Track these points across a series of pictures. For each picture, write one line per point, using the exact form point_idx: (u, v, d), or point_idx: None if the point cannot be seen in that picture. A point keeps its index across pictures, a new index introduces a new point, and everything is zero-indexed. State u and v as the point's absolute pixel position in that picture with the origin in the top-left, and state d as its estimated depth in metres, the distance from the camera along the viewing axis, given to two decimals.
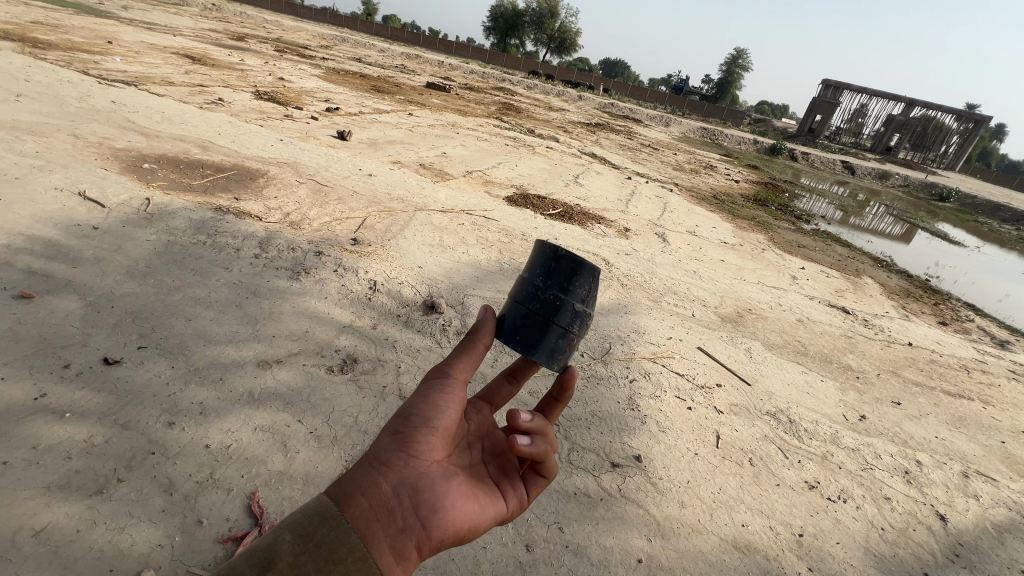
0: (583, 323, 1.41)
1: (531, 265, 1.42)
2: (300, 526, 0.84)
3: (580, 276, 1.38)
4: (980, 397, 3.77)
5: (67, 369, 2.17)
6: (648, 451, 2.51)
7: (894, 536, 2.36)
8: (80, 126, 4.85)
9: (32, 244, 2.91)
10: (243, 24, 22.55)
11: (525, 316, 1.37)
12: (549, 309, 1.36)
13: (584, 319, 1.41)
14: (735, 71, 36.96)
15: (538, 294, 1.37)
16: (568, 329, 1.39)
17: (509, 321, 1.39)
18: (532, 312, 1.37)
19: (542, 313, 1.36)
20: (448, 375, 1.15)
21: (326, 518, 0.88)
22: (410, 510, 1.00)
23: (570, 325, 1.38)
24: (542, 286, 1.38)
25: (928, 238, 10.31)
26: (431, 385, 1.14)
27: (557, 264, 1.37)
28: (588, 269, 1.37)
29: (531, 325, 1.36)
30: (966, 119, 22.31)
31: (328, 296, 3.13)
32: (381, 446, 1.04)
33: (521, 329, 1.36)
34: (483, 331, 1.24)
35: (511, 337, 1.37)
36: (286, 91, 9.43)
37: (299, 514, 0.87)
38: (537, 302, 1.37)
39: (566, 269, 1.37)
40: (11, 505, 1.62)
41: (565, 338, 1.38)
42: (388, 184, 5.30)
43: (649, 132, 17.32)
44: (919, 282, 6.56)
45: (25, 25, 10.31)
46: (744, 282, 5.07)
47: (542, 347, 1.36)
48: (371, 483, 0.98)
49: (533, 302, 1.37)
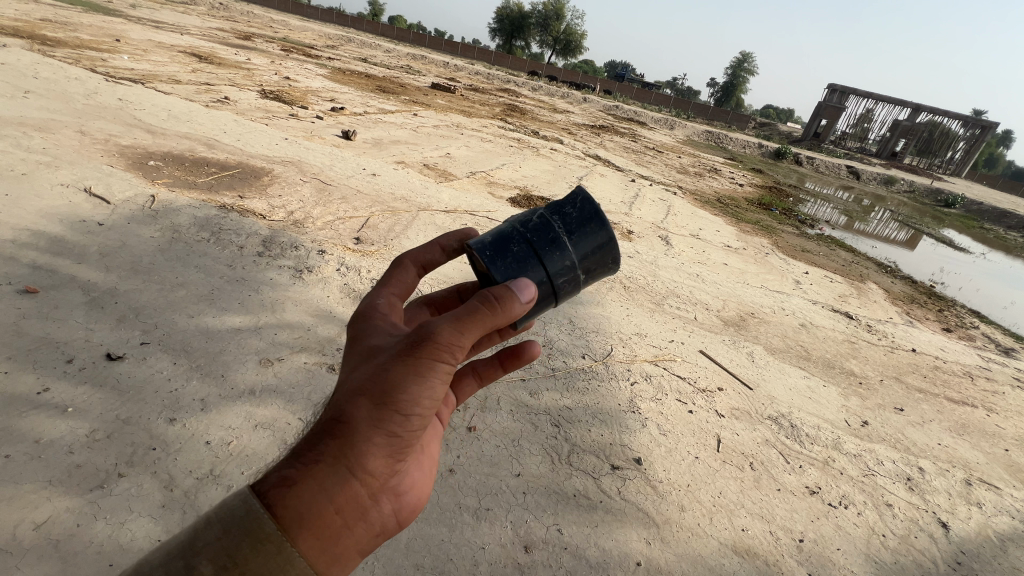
0: (569, 285, 1.33)
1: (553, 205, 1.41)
2: (223, 557, 0.75)
3: (593, 235, 1.37)
4: (984, 404, 3.74)
5: (70, 364, 2.18)
6: (648, 454, 2.49)
7: (895, 543, 2.34)
8: (87, 122, 4.89)
9: (38, 240, 2.93)
10: (251, 23, 22.67)
11: (520, 238, 1.31)
12: (547, 245, 1.31)
13: (572, 283, 1.34)
14: (741, 75, 36.85)
15: (546, 227, 1.34)
16: (553, 280, 1.30)
17: (499, 236, 1.31)
18: (529, 242, 1.31)
19: (538, 243, 1.30)
20: (451, 363, 1.01)
21: (261, 543, 0.79)
22: (385, 508, 1.08)
23: (557, 275, 1.30)
24: (552, 227, 1.34)
25: (933, 244, 10.27)
26: (434, 374, 1.00)
27: (578, 214, 1.38)
28: (603, 236, 1.37)
29: (522, 253, 1.29)
30: (973, 126, 22.25)
31: (330, 294, 3.14)
32: (368, 456, 0.98)
33: (509, 253, 1.28)
34: (512, 306, 1.05)
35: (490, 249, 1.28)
36: (293, 91, 9.46)
37: (219, 533, 0.77)
38: (540, 233, 1.32)
39: (584, 223, 1.37)
40: (12, 499, 1.63)
41: (543, 283, 1.29)
42: (392, 183, 5.31)
43: (654, 135, 17.30)
44: (924, 289, 6.52)
45: (36, 23, 10.42)
46: (747, 285, 5.06)
47: (517, 270, 1.26)
48: (352, 500, 0.97)
49: (535, 230, 1.33)
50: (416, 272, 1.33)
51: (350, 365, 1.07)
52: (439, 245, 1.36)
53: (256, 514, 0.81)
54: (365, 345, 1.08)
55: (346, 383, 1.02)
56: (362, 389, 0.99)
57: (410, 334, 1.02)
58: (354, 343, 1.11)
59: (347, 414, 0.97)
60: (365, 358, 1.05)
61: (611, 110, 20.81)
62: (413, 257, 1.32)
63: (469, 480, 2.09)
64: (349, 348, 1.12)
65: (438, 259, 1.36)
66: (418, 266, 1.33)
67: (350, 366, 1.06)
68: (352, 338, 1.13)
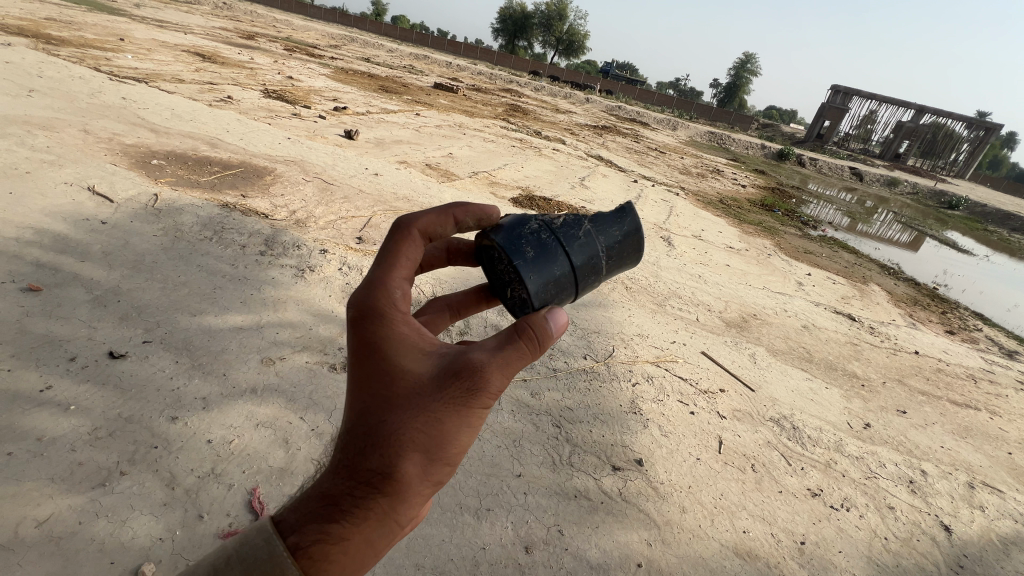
0: (591, 277, 1.29)
1: (596, 215, 1.35)
2: None
3: (624, 253, 1.36)
4: (987, 407, 3.73)
5: (73, 362, 2.19)
6: (649, 455, 2.49)
7: (897, 546, 2.33)
8: (91, 121, 4.90)
9: (42, 238, 2.94)
10: (254, 23, 22.72)
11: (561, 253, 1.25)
12: (585, 263, 1.27)
13: (594, 275, 1.30)
14: (744, 75, 36.76)
15: (590, 244, 1.28)
16: (576, 272, 1.25)
17: (541, 247, 1.23)
18: (552, 233, 1.26)
19: (578, 262, 1.26)
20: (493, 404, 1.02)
21: None
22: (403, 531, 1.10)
23: (580, 266, 1.26)
24: (593, 244, 1.29)
25: (937, 246, 10.23)
26: (480, 419, 1.01)
27: (619, 234, 1.34)
28: (631, 254, 1.38)
29: (545, 244, 1.24)
30: (977, 127, 22.12)
31: (332, 294, 3.14)
32: (414, 504, 0.97)
33: (531, 243, 1.23)
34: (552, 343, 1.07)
35: (530, 262, 1.21)
36: (295, 90, 9.47)
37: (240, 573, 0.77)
38: (582, 251, 1.27)
39: (621, 243, 1.34)
40: (14, 496, 1.63)
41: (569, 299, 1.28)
42: (394, 183, 5.31)
43: (657, 135, 17.29)
44: (927, 291, 6.50)
45: (40, 22, 10.46)
46: (750, 287, 5.04)
47: (552, 290, 1.23)
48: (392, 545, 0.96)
49: (577, 244, 1.27)
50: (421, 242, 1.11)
51: (380, 399, 0.96)
52: (455, 217, 1.17)
53: (279, 557, 0.79)
54: (393, 374, 0.97)
55: (385, 426, 0.94)
56: (411, 439, 0.93)
57: (458, 375, 0.97)
58: (373, 365, 0.98)
59: (399, 470, 0.92)
60: (399, 394, 0.95)
61: (614, 111, 20.81)
62: (420, 226, 1.10)
63: (470, 480, 2.09)
64: (367, 370, 0.98)
65: (448, 230, 1.16)
66: (423, 237, 1.12)
67: (380, 401, 0.96)
68: (369, 358, 0.98)
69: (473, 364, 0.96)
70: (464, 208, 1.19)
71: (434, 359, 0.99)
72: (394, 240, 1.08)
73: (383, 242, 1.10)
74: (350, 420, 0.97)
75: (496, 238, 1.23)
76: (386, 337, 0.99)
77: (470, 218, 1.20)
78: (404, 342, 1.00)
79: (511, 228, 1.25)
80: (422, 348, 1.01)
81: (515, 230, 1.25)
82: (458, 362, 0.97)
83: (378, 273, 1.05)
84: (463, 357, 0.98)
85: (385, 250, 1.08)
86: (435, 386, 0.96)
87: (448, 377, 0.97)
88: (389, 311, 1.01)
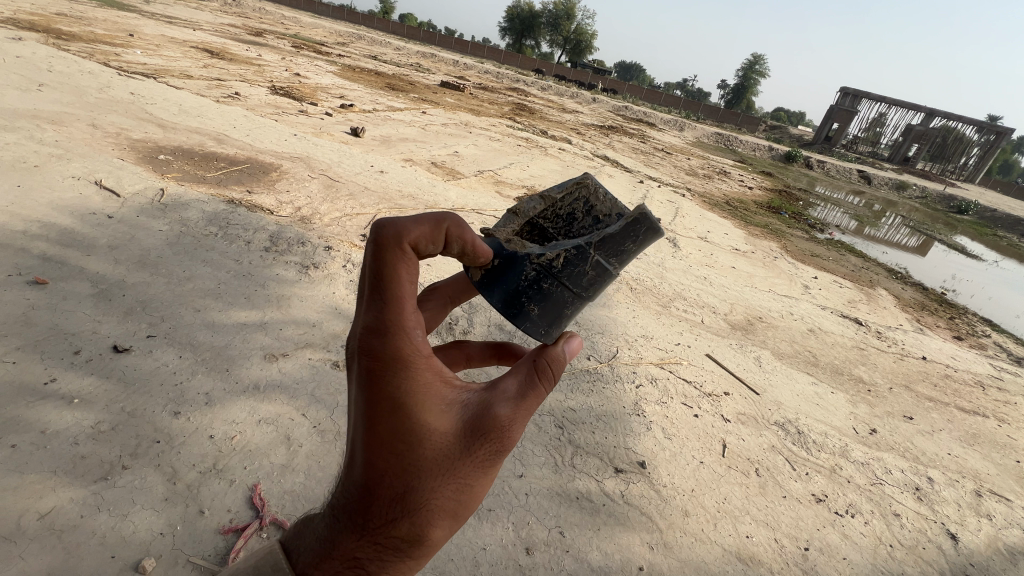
0: (597, 289, 1.18)
1: (603, 235, 1.13)
2: None
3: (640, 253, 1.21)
4: (995, 415, 3.68)
5: (77, 355, 2.19)
6: (652, 458, 2.47)
7: (902, 554, 2.30)
8: (99, 116, 4.93)
9: (49, 231, 2.95)
10: (262, 20, 22.80)
11: (569, 297, 1.16)
12: (599, 290, 1.19)
13: (600, 286, 1.18)
14: (753, 76, 36.43)
15: (599, 274, 1.16)
16: (578, 295, 1.16)
17: (546, 302, 1.14)
18: (541, 267, 1.13)
19: (590, 293, 1.18)
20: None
21: None
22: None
23: (580, 289, 1.16)
24: (603, 269, 1.16)
25: (945, 251, 10.12)
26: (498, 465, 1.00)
27: (634, 247, 1.17)
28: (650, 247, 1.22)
29: (534, 282, 1.13)
30: (988, 131, 21.85)
31: (336, 291, 3.14)
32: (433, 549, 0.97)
33: (518, 285, 1.12)
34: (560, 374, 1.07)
35: (540, 320, 1.14)
36: (302, 87, 9.50)
37: None
38: (593, 284, 1.17)
39: (637, 252, 1.18)
40: (18, 488, 1.64)
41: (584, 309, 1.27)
42: (399, 181, 5.31)
43: (664, 136, 17.23)
44: (935, 296, 6.43)
45: (51, 17, 10.54)
46: (755, 289, 5.01)
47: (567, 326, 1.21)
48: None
49: (583, 282, 1.15)
50: (416, 260, 0.92)
51: (405, 462, 0.88)
52: (448, 230, 0.96)
53: None
54: (418, 434, 0.89)
55: (413, 492, 0.88)
56: (441, 504, 0.90)
57: (485, 434, 0.93)
58: (395, 420, 0.89)
59: (430, 536, 0.89)
60: (428, 457, 0.89)
61: (621, 111, 20.77)
62: (410, 239, 0.89)
63: None
64: (388, 427, 0.89)
65: (438, 247, 0.96)
66: (415, 251, 0.92)
67: (406, 463, 0.89)
68: (392, 412, 0.89)
69: (502, 421, 0.93)
70: (456, 225, 0.98)
71: (458, 412, 0.93)
72: (392, 263, 0.89)
73: (376, 263, 0.89)
74: (367, 477, 0.89)
75: (494, 299, 1.12)
76: (405, 387, 0.90)
77: (461, 241, 1.00)
78: (427, 393, 0.91)
79: (506, 279, 1.12)
80: (444, 399, 0.93)
81: (513, 288, 1.12)
82: (486, 419, 0.93)
83: (387, 309, 0.89)
84: (492, 413, 0.93)
85: (385, 275, 0.89)
86: (464, 446, 0.92)
87: (476, 435, 0.92)
88: (409, 357, 0.90)
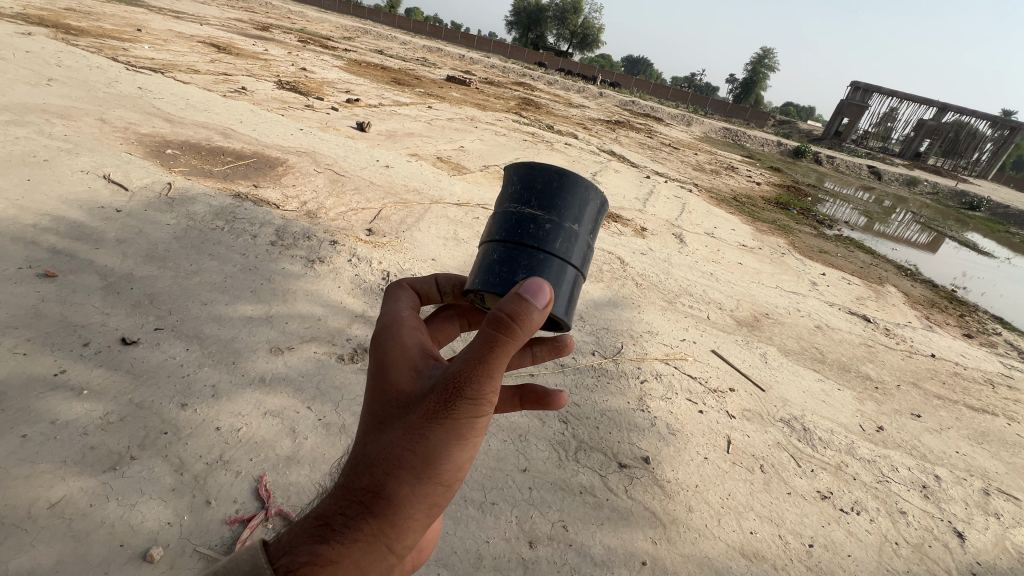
0: (511, 226, 1.24)
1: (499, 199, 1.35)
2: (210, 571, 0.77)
3: (574, 190, 1.28)
4: (1005, 413, 3.64)
5: (87, 347, 2.22)
6: (656, 453, 2.47)
7: (908, 551, 2.28)
8: (108, 110, 4.95)
9: (58, 224, 2.98)
10: (270, 15, 22.84)
11: (489, 247, 1.26)
12: (512, 226, 1.24)
13: (513, 222, 1.24)
14: (761, 71, 35.97)
15: (502, 218, 1.27)
16: (496, 242, 1.25)
17: (476, 263, 1.26)
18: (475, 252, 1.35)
19: (505, 233, 1.24)
20: (484, 413, 0.98)
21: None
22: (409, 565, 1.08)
23: (495, 237, 1.26)
24: (535, 211, 1.24)
25: (956, 248, 9.99)
26: (471, 431, 0.96)
27: (555, 181, 1.26)
28: (582, 183, 1.28)
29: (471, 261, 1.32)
30: (1002, 126, 21.44)
31: (341, 285, 3.15)
32: (409, 530, 0.93)
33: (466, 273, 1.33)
34: (534, 330, 0.98)
35: (475, 277, 1.23)
36: (309, 82, 9.52)
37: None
38: (504, 226, 1.25)
39: (559, 187, 1.26)
40: (28, 478, 1.67)
41: (541, 257, 1.20)
42: (405, 176, 5.31)
43: (672, 131, 17.12)
44: (945, 293, 6.35)
45: (60, 12, 10.61)
46: (762, 285, 4.97)
47: (510, 271, 1.18)
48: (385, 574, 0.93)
49: (524, 227, 1.23)
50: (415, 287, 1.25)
51: (379, 420, 0.99)
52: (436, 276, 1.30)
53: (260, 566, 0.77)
54: (390, 393, 1.00)
55: (378, 445, 0.94)
56: (401, 457, 0.92)
57: (438, 387, 0.95)
58: (376, 385, 1.05)
59: (388, 489, 0.90)
60: (394, 412, 0.97)
61: (628, 106, 20.63)
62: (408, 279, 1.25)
63: (476, 474, 2.09)
64: (373, 393, 1.03)
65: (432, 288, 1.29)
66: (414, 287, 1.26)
67: (380, 422, 0.98)
68: (376, 379, 1.04)
69: (451, 372, 0.94)
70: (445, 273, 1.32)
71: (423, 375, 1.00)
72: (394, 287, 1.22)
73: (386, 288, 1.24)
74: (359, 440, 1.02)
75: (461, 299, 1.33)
76: (384, 356, 1.05)
77: (451, 283, 1.31)
78: (399, 359, 1.04)
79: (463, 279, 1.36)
80: (416, 366, 1.02)
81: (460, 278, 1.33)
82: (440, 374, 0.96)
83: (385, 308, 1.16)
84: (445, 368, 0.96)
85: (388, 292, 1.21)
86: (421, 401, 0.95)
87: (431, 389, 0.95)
88: (391, 334, 1.07)
